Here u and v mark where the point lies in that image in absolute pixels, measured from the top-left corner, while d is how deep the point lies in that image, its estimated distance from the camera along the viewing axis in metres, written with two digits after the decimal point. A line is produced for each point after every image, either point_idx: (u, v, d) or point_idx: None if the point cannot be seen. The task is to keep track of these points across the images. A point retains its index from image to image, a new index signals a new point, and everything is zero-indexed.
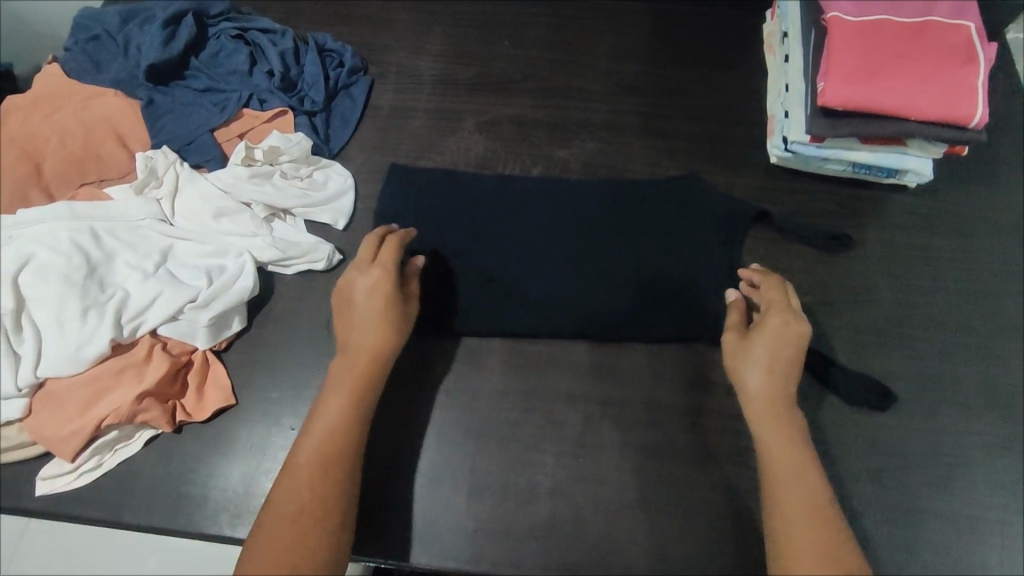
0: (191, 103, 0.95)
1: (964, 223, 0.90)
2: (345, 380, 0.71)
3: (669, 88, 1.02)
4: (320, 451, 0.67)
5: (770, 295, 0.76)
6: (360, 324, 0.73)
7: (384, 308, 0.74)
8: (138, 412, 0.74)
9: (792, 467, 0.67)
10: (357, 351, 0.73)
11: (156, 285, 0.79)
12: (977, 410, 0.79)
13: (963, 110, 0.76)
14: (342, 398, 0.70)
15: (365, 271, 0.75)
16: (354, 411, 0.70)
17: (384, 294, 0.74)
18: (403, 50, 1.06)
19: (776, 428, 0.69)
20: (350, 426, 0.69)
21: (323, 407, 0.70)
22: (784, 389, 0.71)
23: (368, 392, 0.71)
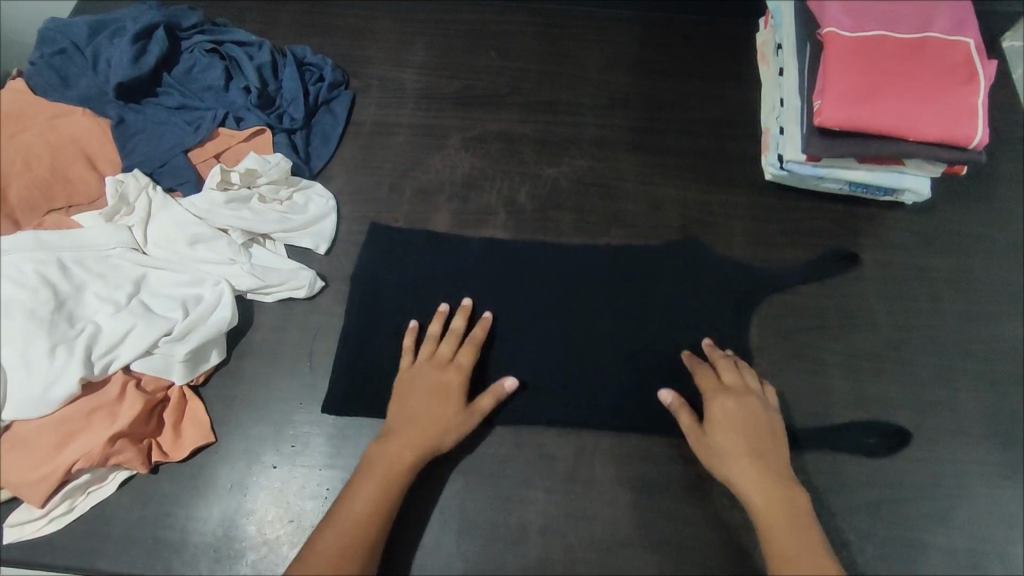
0: (164, 122, 0.91)
1: (962, 242, 0.88)
2: (381, 471, 0.69)
3: (661, 101, 0.99)
4: (339, 541, 0.64)
5: (703, 383, 0.76)
6: (419, 416, 0.72)
7: (446, 408, 0.73)
8: (111, 455, 0.71)
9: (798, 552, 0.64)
10: (410, 438, 0.71)
11: (128, 318, 0.75)
12: (974, 438, 0.78)
13: (964, 130, 0.74)
14: (373, 488, 0.68)
15: (439, 367, 0.76)
16: (382, 506, 0.67)
17: (452, 396, 0.74)
18: (386, 62, 1.03)
19: (782, 529, 0.65)
20: (374, 523, 0.66)
21: (353, 497, 0.67)
22: (767, 480, 0.68)
23: (396, 489, 0.69)
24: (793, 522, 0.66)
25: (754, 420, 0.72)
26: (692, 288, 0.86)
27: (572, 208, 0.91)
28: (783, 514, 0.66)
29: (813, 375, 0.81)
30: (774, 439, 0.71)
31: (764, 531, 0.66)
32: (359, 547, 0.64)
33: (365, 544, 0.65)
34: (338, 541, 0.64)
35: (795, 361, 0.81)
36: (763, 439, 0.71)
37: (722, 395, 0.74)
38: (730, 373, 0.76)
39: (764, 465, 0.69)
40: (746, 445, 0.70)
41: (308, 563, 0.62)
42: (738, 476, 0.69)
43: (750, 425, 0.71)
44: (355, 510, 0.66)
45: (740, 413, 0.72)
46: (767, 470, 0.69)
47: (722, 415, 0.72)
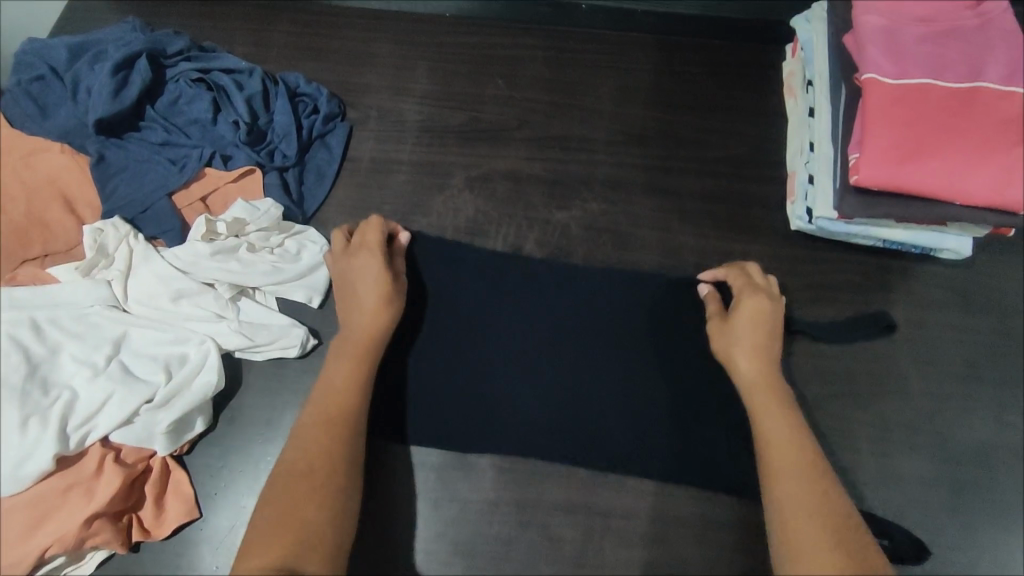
0: (147, 160, 0.84)
1: (1003, 302, 0.82)
2: (344, 357, 0.72)
3: (681, 137, 0.92)
4: (323, 417, 0.68)
5: (734, 281, 0.78)
6: (359, 299, 0.75)
7: (376, 281, 0.76)
8: (88, 537, 0.67)
9: (782, 422, 0.67)
10: (356, 322, 0.74)
11: (106, 385, 0.70)
12: (1013, 521, 0.73)
13: (1014, 196, 0.67)
14: (342, 372, 0.71)
15: (360, 246, 0.78)
16: (356, 385, 0.71)
17: (377, 267, 0.76)
18: (385, 90, 0.96)
19: (771, 406, 0.68)
20: (355, 398, 0.70)
21: (328, 376, 0.71)
22: (767, 366, 0.71)
23: (364, 368, 0.72)
24: (781, 404, 0.68)
25: (771, 311, 0.74)
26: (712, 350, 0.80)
27: (583, 257, 0.85)
28: (771, 395, 0.69)
29: (839, 449, 0.75)
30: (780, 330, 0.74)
31: (754, 408, 0.69)
32: (338, 420, 0.68)
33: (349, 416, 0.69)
34: (321, 420, 0.68)
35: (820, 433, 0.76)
36: (773, 329, 0.73)
37: (750, 287, 0.76)
38: (760, 277, 0.77)
39: (769, 352, 0.72)
40: (758, 333, 0.73)
41: (298, 439, 0.67)
42: (744, 359, 0.72)
43: (767, 318, 0.73)
44: (331, 395, 0.70)
45: (757, 303, 0.74)
46: (768, 360, 0.71)
47: (743, 304, 0.75)
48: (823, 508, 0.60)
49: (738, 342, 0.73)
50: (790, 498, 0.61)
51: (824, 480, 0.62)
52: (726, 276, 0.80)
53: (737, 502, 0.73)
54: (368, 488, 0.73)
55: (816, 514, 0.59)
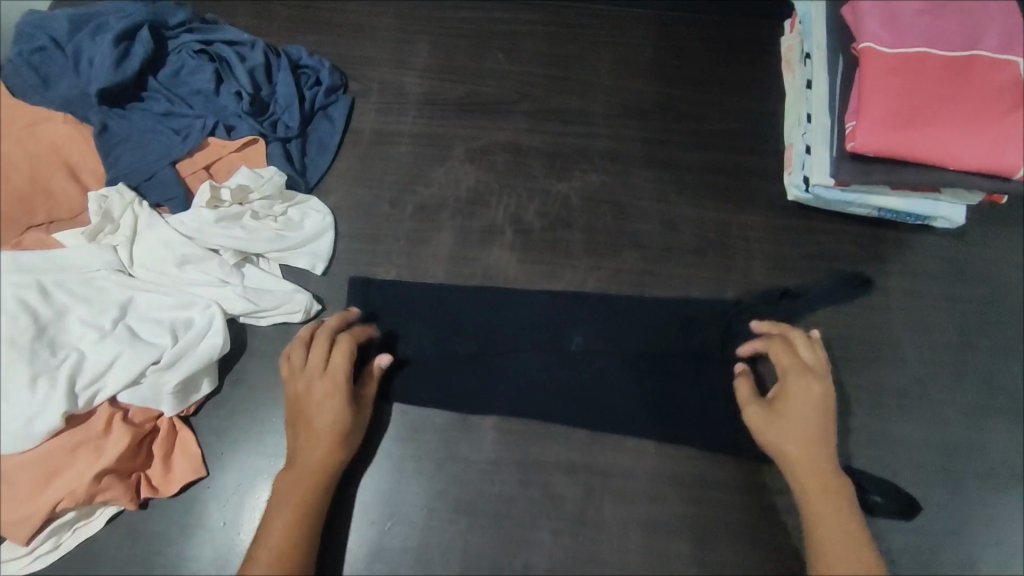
0: (150, 130, 0.85)
1: (996, 270, 0.83)
2: (292, 499, 0.67)
3: (679, 110, 0.93)
4: (274, 553, 0.64)
5: (781, 359, 0.73)
6: (313, 433, 0.69)
7: (335, 420, 0.69)
8: (98, 492, 0.69)
9: (838, 523, 0.65)
10: (308, 460, 0.68)
11: (113, 346, 0.72)
12: (1002, 481, 0.74)
13: (1008, 160, 0.68)
14: (287, 515, 0.66)
15: (322, 370, 0.71)
16: (301, 521, 0.66)
17: (339, 401, 0.70)
18: (386, 63, 0.97)
19: (829, 511, 0.66)
20: (299, 542, 0.65)
21: (275, 516, 0.66)
22: (816, 471, 0.67)
23: (312, 513, 0.67)
24: (837, 510, 0.66)
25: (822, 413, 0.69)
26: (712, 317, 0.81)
27: (582, 227, 0.86)
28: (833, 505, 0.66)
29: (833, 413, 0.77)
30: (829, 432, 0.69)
31: (810, 516, 0.67)
32: (290, 550, 0.64)
33: (294, 560, 0.64)
34: (266, 562, 0.63)
35: None
36: (825, 440, 0.68)
37: (801, 373, 0.71)
38: (808, 352, 0.73)
39: (823, 449, 0.68)
40: (806, 436, 0.68)
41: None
42: (792, 463, 0.68)
43: (816, 430, 0.68)
44: (274, 539, 0.64)
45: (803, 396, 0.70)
46: (818, 466, 0.67)
47: (792, 401, 0.70)
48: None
49: (791, 434, 0.69)
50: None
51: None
52: (767, 349, 0.75)
53: (734, 463, 0.75)
54: (372, 448, 0.75)
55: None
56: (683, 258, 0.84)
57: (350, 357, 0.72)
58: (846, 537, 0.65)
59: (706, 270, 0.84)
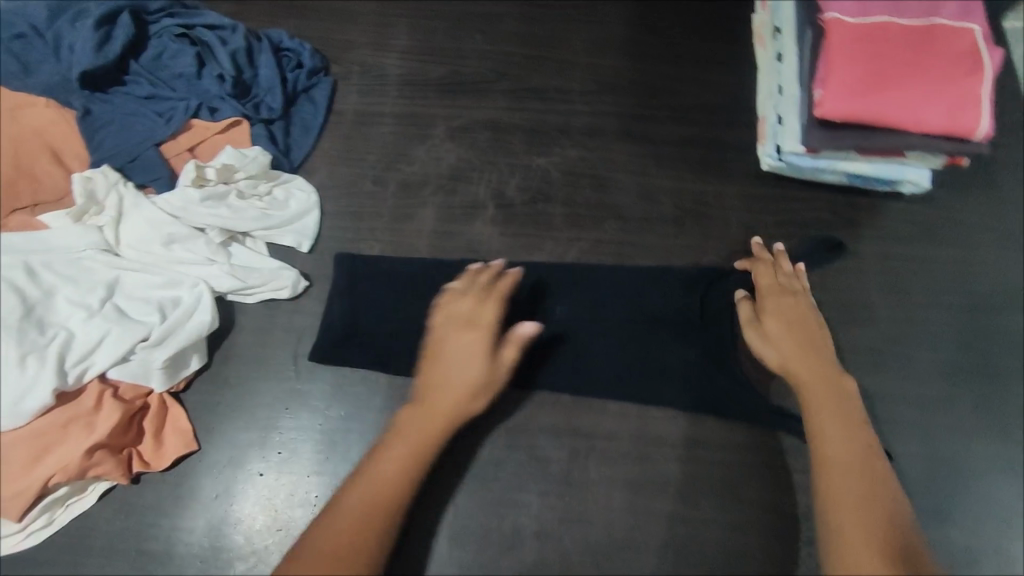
0: (133, 113, 0.86)
1: (963, 233, 0.86)
2: (414, 438, 0.67)
3: (655, 86, 0.95)
4: (380, 486, 0.64)
5: (763, 277, 0.77)
6: (450, 381, 0.69)
7: (475, 372, 0.70)
8: (89, 468, 0.69)
9: (836, 414, 0.66)
10: (434, 403, 0.69)
11: (102, 324, 0.72)
12: (971, 432, 0.77)
13: (967, 122, 0.71)
14: (402, 454, 0.66)
15: (474, 325, 0.72)
16: (419, 459, 0.67)
17: (474, 354, 0.70)
18: (367, 46, 0.98)
19: (825, 401, 0.67)
20: (406, 479, 0.66)
21: (390, 452, 0.66)
22: (812, 366, 0.70)
23: (424, 458, 0.67)
24: (837, 403, 0.67)
25: (806, 321, 0.74)
26: (691, 283, 0.83)
27: (563, 200, 0.88)
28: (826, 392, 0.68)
29: None
30: (823, 339, 0.73)
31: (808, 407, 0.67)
32: (395, 488, 0.64)
33: (401, 494, 0.64)
34: (369, 489, 0.64)
35: None
36: (820, 346, 0.72)
37: (783, 289, 0.76)
38: (784, 273, 0.78)
39: (816, 353, 0.71)
40: (799, 338, 0.72)
41: (346, 500, 0.63)
42: (789, 361, 0.71)
43: (802, 337, 0.72)
44: (389, 468, 0.65)
45: (786, 306, 0.74)
46: (814, 362, 0.70)
47: (778, 312, 0.74)
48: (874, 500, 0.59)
49: (783, 340, 0.72)
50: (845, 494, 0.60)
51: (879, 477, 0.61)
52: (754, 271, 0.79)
53: (716, 422, 0.77)
54: (362, 419, 0.77)
55: (867, 514, 0.58)
56: (663, 228, 0.87)
57: (502, 308, 0.73)
58: (844, 427, 0.65)
59: (684, 239, 0.86)
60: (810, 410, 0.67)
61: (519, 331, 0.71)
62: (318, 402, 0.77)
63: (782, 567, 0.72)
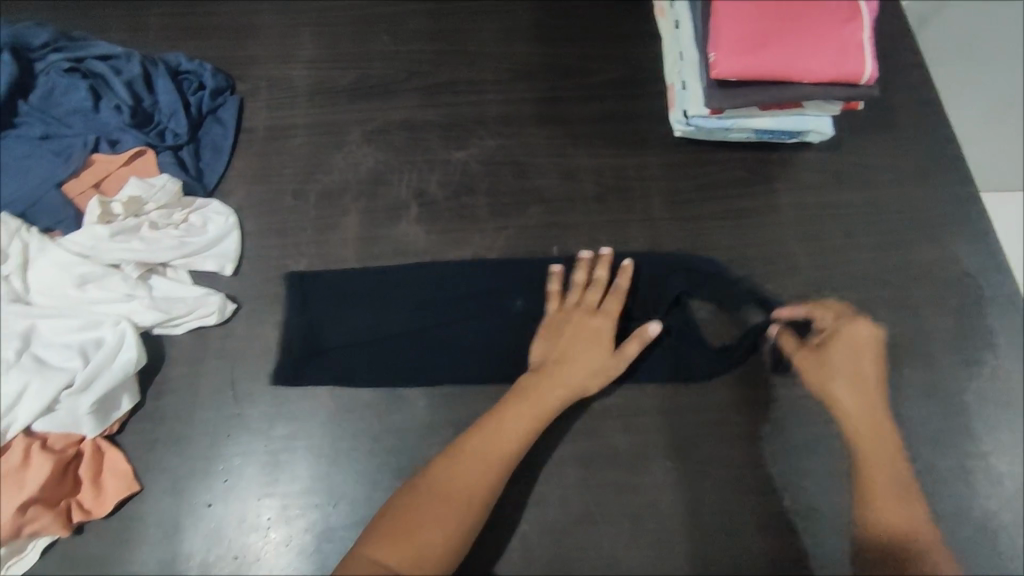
0: (27, 155, 0.81)
1: (871, 174, 0.90)
2: (533, 403, 0.72)
3: (564, 67, 0.96)
4: (482, 456, 0.68)
5: (822, 319, 0.82)
6: (573, 357, 0.76)
7: (598, 354, 0.76)
8: (24, 525, 0.67)
9: (885, 462, 0.75)
10: (561, 376, 0.75)
11: (20, 376, 0.70)
12: (899, 362, 0.81)
13: (854, 67, 0.74)
14: (525, 415, 0.72)
15: (596, 312, 0.79)
16: (530, 425, 0.71)
17: (599, 339, 0.77)
18: (271, 60, 0.96)
19: (878, 453, 0.76)
20: (515, 450, 0.70)
21: (515, 412, 0.72)
22: (870, 411, 0.77)
23: (535, 425, 0.72)
24: (892, 456, 0.76)
25: (865, 363, 0.80)
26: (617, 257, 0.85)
27: (486, 190, 0.88)
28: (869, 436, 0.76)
29: (741, 327, 0.82)
30: (879, 381, 0.79)
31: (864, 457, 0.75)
32: (496, 457, 0.69)
33: (511, 457, 0.69)
34: (480, 456, 0.69)
35: (719, 318, 0.82)
36: (875, 388, 0.79)
37: (850, 333, 0.81)
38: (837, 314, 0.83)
39: (874, 396, 0.78)
40: (859, 387, 0.79)
41: (461, 459, 0.68)
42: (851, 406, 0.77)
43: (865, 381, 0.79)
44: (509, 429, 0.71)
45: (853, 348, 0.80)
46: (871, 405, 0.78)
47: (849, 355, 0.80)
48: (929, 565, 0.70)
49: (846, 382, 0.78)
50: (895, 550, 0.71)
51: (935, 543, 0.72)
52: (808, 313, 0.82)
53: (659, 387, 0.78)
54: (308, 434, 0.76)
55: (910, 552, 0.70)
56: (587, 206, 0.88)
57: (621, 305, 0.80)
58: (891, 471, 0.75)
59: (609, 214, 0.87)
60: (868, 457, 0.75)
61: (647, 332, 0.76)
62: (260, 423, 0.76)
63: (735, 518, 0.74)
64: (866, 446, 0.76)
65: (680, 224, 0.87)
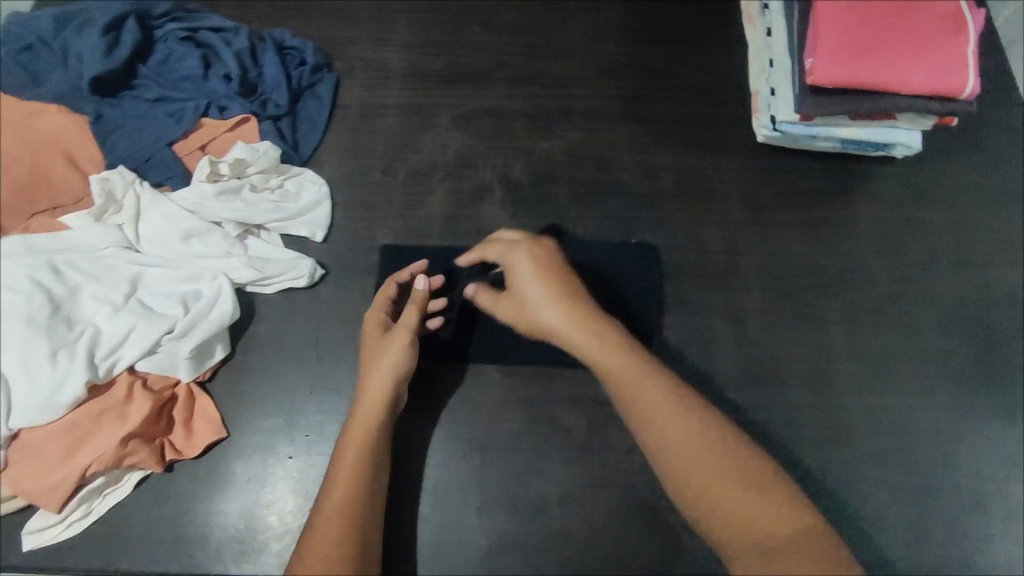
0: (144, 115, 0.87)
1: (957, 193, 0.89)
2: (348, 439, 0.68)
3: (651, 67, 0.98)
4: (345, 489, 0.65)
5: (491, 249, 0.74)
6: (361, 380, 0.72)
7: (379, 363, 0.72)
8: (125, 456, 0.72)
9: (639, 392, 0.65)
10: (356, 409, 0.70)
11: (128, 317, 0.74)
12: (973, 384, 0.82)
13: (954, 82, 0.74)
14: (353, 440, 0.68)
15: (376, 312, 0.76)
16: (367, 441, 0.68)
17: (376, 350, 0.73)
18: (367, 41, 1.00)
19: (612, 364, 0.67)
20: (363, 478, 0.66)
21: (346, 441, 0.68)
22: (576, 321, 0.69)
23: (370, 438, 0.68)
24: (635, 377, 0.66)
25: (516, 272, 0.72)
26: (648, 279, 0.86)
27: (567, 181, 0.91)
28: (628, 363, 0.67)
29: (811, 334, 0.84)
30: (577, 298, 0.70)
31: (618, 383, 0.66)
32: (354, 488, 0.65)
33: (361, 471, 0.66)
34: (340, 489, 0.65)
35: (794, 324, 0.84)
36: None
37: (507, 248, 0.73)
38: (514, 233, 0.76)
39: (580, 308, 0.70)
40: (559, 295, 0.70)
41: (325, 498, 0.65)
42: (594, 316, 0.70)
43: (549, 287, 0.70)
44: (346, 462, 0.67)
45: (512, 268, 0.72)
46: (580, 318, 0.69)
47: (519, 278, 0.71)
48: (741, 485, 0.60)
49: (530, 278, 0.71)
50: (693, 468, 0.61)
51: (748, 454, 0.62)
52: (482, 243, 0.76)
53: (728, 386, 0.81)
54: None
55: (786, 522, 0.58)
56: (665, 204, 0.90)
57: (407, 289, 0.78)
58: (669, 421, 0.63)
59: (687, 213, 0.89)
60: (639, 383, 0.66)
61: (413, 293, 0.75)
62: (343, 385, 0.80)
63: None
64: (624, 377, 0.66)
65: (759, 228, 0.88)
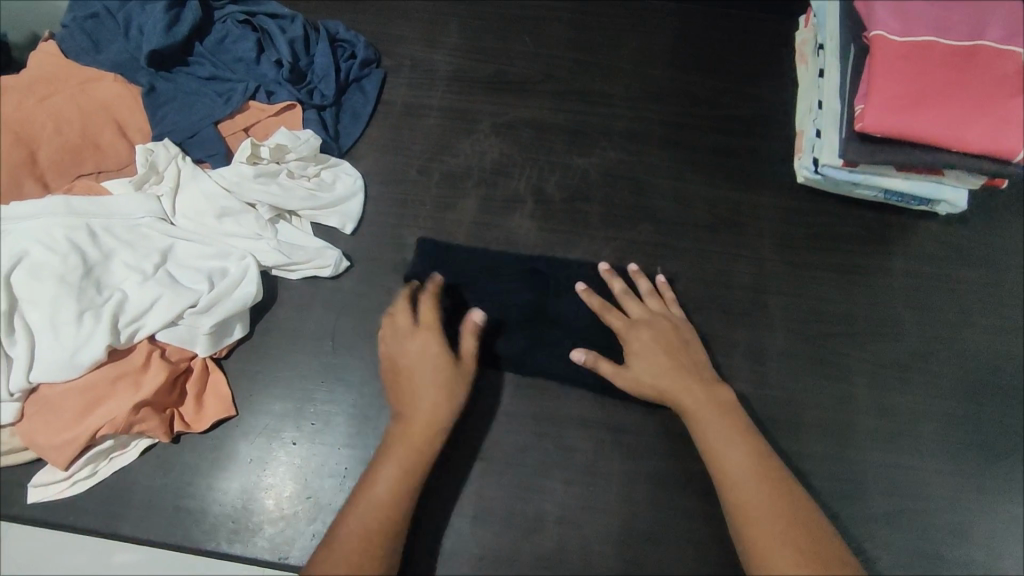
0: (194, 92, 0.89)
1: (997, 257, 0.87)
2: (397, 451, 0.70)
3: (697, 95, 0.97)
4: (381, 501, 0.67)
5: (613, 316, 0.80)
6: (419, 403, 0.73)
7: (449, 395, 0.73)
8: (135, 422, 0.73)
9: (744, 471, 0.67)
10: (412, 425, 0.72)
11: (155, 287, 0.75)
12: (993, 453, 0.80)
13: (1009, 144, 0.72)
14: (398, 455, 0.70)
15: (425, 331, 0.76)
16: (416, 457, 0.70)
17: (449, 379, 0.74)
18: (418, 40, 1.00)
19: (721, 443, 0.69)
20: (401, 493, 0.68)
21: (388, 455, 0.70)
22: (699, 396, 0.73)
23: (420, 460, 0.70)
24: (744, 457, 0.68)
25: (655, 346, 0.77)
26: None
27: (601, 201, 0.90)
28: (725, 426, 0.70)
29: (833, 384, 0.82)
30: (694, 370, 0.75)
31: (718, 464, 0.69)
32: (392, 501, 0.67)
33: (406, 489, 0.68)
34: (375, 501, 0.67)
35: (816, 371, 0.82)
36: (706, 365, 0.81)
37: (635, 323, 0.79)
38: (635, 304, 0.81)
39: (696, 380, 0.74)
40: (675, 369, 0.75)
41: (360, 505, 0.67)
42: (715, 393, 0.73)
43: (667, 361, 0.75)
44: (387, 471, 0.69)
45: (647, 337, 0.77)
46: (709, 398, 0.73)
47: (642, 351, 0.77)
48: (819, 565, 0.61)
49: (653, 357, 0.76)
50: (764, 532, 0.63)
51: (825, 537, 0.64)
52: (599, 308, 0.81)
53: None
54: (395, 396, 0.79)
55: None
56: (697, 234, 0.89)
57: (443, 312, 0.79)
58: (771, 500, 0.65)
59: (717, 247, 0.88)
60: (744, 469, 0.67)
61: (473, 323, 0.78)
62: (354, 377, 0.81)
63: None
64: (729, 457, 0.68)
65: (789, 270, 0.87)
